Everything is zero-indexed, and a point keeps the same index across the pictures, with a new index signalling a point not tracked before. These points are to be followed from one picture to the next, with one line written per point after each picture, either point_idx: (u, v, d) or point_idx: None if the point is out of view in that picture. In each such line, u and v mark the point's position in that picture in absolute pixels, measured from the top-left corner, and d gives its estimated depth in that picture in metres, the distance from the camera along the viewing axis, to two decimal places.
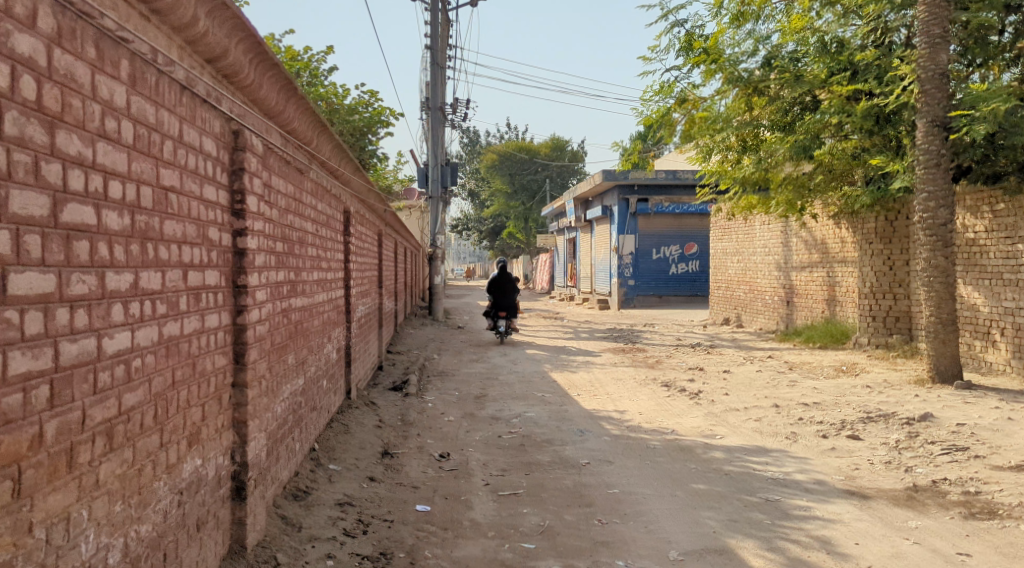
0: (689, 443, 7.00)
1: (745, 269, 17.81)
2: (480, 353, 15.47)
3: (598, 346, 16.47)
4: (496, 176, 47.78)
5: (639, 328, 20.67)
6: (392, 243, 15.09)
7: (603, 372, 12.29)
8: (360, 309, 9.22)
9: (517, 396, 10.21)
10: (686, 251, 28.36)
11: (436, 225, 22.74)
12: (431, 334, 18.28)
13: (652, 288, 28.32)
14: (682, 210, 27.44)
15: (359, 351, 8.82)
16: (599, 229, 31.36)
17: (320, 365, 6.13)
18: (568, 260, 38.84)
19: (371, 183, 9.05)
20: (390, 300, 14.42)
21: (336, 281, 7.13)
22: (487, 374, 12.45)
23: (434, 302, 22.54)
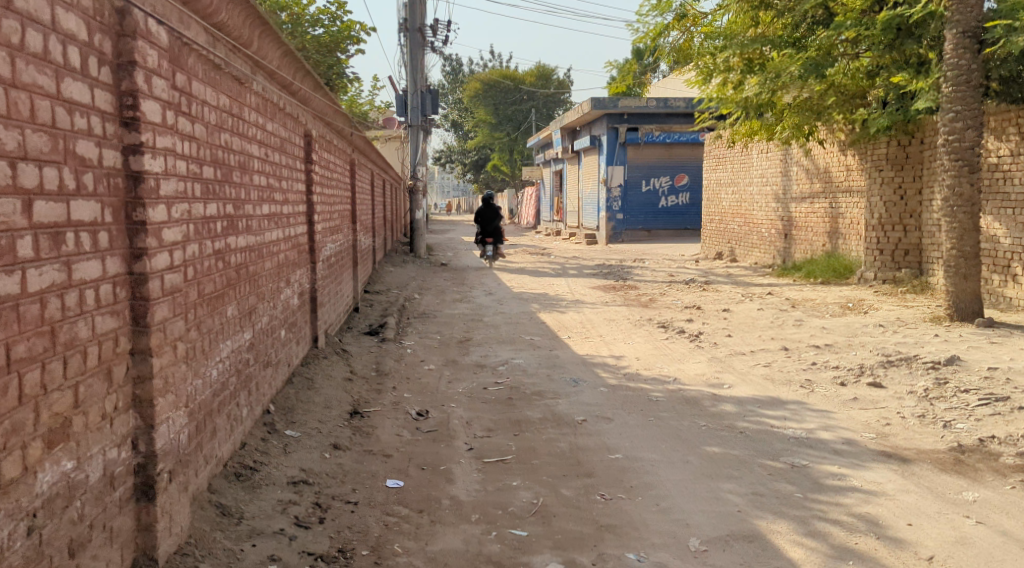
0: (696, 395, 6.28)
1: (740, 201, 17.02)
2: (463, 292, 14.67)
3: (588, 283, 15.70)
4: (480, 107, 46.36)
5: (628, 263, 19.90)
6: (368, 174, 14.15)
7: (594, 311, 11.53)
8: (329, 246, 8.38)
9: (502, 339, 9.44)
10: (676, 183, 27.51)
11: (416, 156, 21.71)
12: (413, 273, 17.47)
13: (641, 221, 27.51)
14: (673, 139, 26.49)
15: (328, 294, 8.01)
16: (586, 161, 30.35)
17: (275, 313, 5.32)
18: (554, 193, 37.87)
19: (338, 104, 8.11)
20: (366, 236, 13.56)
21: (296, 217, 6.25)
22: (470, 315, 11.67)
23: (416, 237, 21.66)
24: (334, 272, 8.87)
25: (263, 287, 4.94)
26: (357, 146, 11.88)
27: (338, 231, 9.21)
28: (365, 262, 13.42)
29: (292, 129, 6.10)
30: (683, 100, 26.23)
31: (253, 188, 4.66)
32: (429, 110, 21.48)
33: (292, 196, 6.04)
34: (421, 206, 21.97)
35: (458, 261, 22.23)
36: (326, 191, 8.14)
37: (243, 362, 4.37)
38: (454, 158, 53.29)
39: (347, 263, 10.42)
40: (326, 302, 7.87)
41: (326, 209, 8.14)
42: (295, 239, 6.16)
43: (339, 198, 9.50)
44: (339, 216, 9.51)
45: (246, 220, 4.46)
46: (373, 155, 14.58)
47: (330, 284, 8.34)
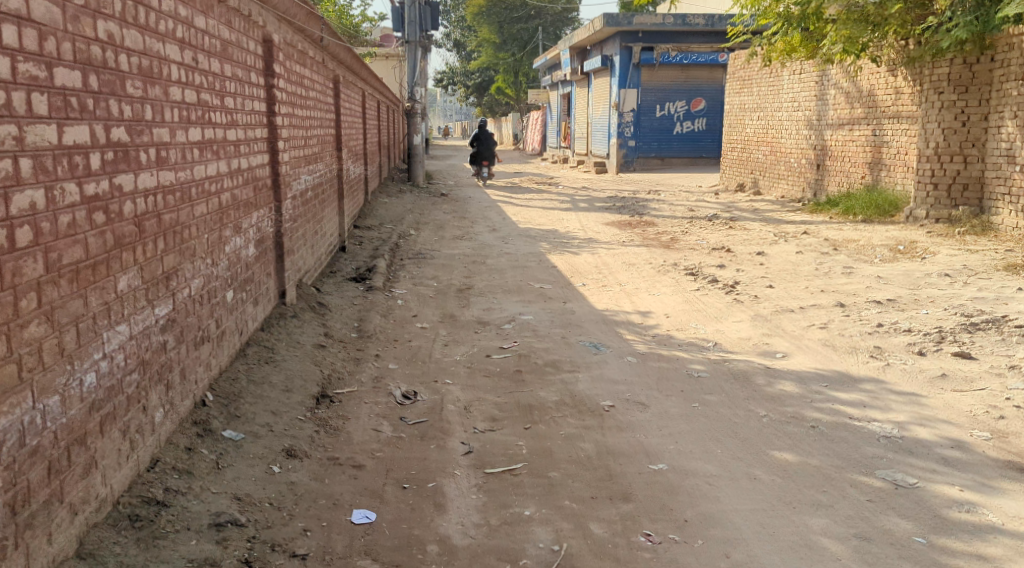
0: (746, 367, 5.13)
1: (768, 127, 15.81)
2: (464, 227, 13.44)
3: (601, 218, 14.44)
4: (483, 26, 44.28)
5: (642, 195, 18.59)
6: (358, 94, 12.83)
7: (611, 253, 10.32)
8: (306, 179, 7.21)
9: (508, 288, 8.26)
10: (692, 108, 25.99)
11: (414, 76, 20.20)
12: (410, 204, 16.20)
13: (654, 149, 26.24)
14: (690, 61, 25.15)
15: (303, 235, 6.83)
16: (597, 84, 28.76)
17: (216, 272, 4.14)
18: (561, 119, 36.23)
19: (312, 8, 6.86)
20: (356, 165, 12.35)
21: (250, 144, 5.02)
22: (472, 257, 10.47)
23: (414, 164, 20.34)
24: (313, 209, 7.71)
25: (194, 237, 3.80)
26: (343, 65, 10.58)
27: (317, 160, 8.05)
28: (356, 195, 12.18)
29: (239, 32, 4.88)
30: (703, 17, 24.71)
31: (171, 104, 3.52)
32: (427, 25, 19.92)
33: (242, 116, 4.85)
34: (420, 131, 20.58)
35: (459, 190, 20.92)
36: (300, 114, 6.96)
37: (158, 345, 3.24)
38: (457, 80, 51.35)
39: (331, 197, 9.24)
40: (301, 245, 6.70)
41: (300, 134, 6.96)
42: (250, 172, 5.00)
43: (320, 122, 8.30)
44: (321, 143, 8.32)
45: (158, 148, 3.32)
46: (365, 75, 13.29)
47: (307, 223, 7.18)
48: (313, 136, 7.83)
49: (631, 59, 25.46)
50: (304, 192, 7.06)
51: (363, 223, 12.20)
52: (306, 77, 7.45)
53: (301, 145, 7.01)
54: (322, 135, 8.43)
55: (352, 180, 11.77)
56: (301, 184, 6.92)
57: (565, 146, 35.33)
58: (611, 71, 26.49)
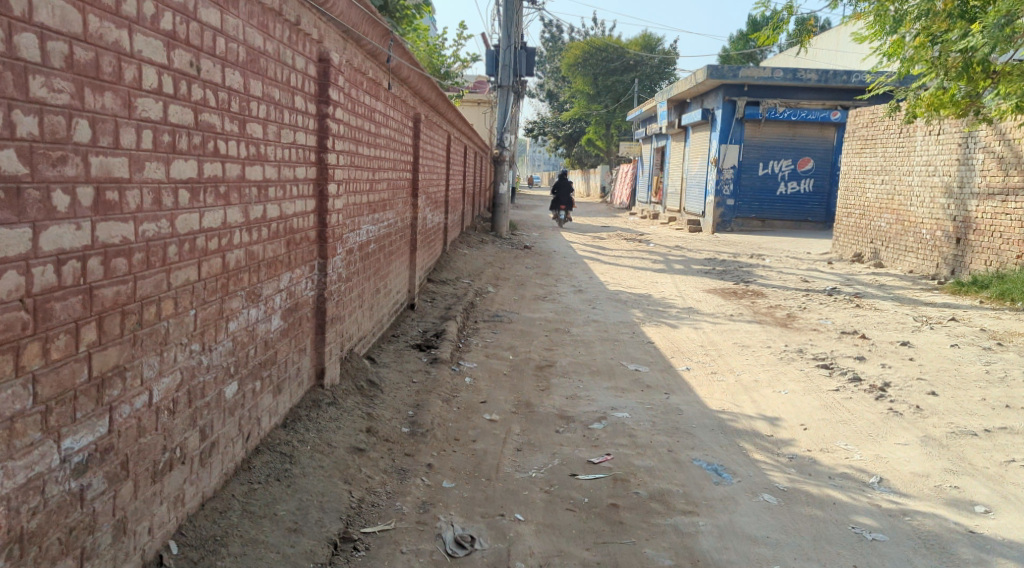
0: (936, 528, 3.67)
1: (893, 192, 14.61)
2: (548, 285, 12.22)
3: (700, 283, 13.02)
4: (578, 76, 43.63)
5: (744, 259, 17.09)
6: (442, 137, 11.85)
7: (718, 330, 8.92)
8: (366, 229, 6.07)
9: (597, 369, 6.95)
10: (799, 168, 24.39)
11: (504, 122, 19.23)
12: (491, 256, 15.13)
13: (754, 209, 24.79)
14: (800, 117, 23.60)
15: (356, 297, 5.67)
16: (695, 137, 27.43)
17: (195, 355, 3.00)
18: (654, 173, 34.93)
19: (386, 28, 5.81)
20: (435, 214, 11.34)
21: (285, 186, 3.91)
22: (555, 323, 9.19)
23: (497, 214, 19.32)
24: (376, 265, 6.58)
25: (167, 311, 2.82)
26: (427, 104, 9.58)
27: (385, 206, 6.93)
28: (432, 246, 11.10)
29: (281, 43, 3.81)
30: (816, 72, 23.01)
31: (136, 120, 2.63)
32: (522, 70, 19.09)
33: (275, 149, 3.75)
34: (507, 179, 19.60)
35: (544, 243, 19.79)
36: (363, 151, 5.84)
37: (69, 499, 2.46)
38: (547, 129, 50.81)
39: (401, 251, 8.13)
40: (353, 309, 5.55)
41: (362, 176, 5.82)
42: (284, 222, 3.88)
43: (393, 165, 7.23)
44: (393, 187, 7.25)
45: (105, 183, 2.52)
46: (451, 117, 12.33)
47: (364, 281, 6.03)
48: (382, 178, 6.75)
49: (733, 113, 24.07)
50: (363, 245, 5.93)
51: (439, 276, 11.12)
52: (378, 111, 6.38)
53: (363, 189, 5.90)
54: (394, 180, 7.34)
55: (429, 229, 10.70)
56: (359, 235, 5.79)
57: (656, 201, 33.99)
58: (712, 125, 25.10)
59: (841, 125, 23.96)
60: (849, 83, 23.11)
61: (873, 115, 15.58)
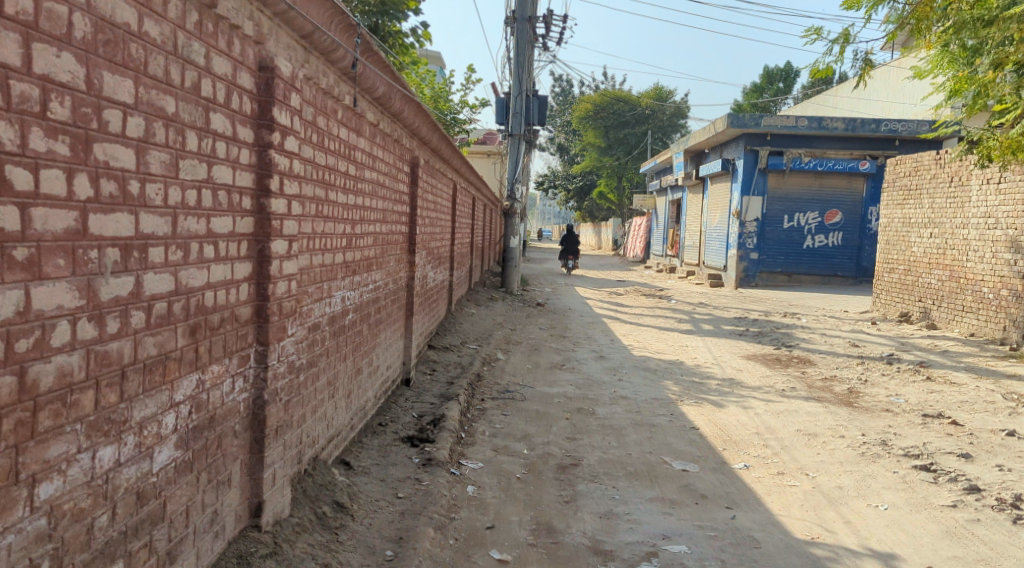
0: None
1: (946, 247, 13.51)
2: (566, 351, 10.87)
3: (735, 347, 11.62)
4: (589, 128, 42.77)
5: (777, 318, 15.71)
6: (446, 183, 10.58)
7: (772, 409, 7.52)
8: (342, 296, 4.76)
9: (636, 468, 5.56)
10: (827, 221, 23.15)
11: (515, 172, 18.01)
12: (501, 315, 13.80)
13: (780, 264, 23.49)
14: (826, 168, 22.39)
15: (321, 384, 4.33)
16: (714, 188, 26.28)
17: None
18: (670, 225, 33.71)
19: (368, 39, 4.56)
20: (437, 268, 10.05)
21: (174, 242, 2.73)
22: (577, 400, 7.81)
23: (507, 269, 18.04)
24: (357, 340, 5.26)
25: None
26: (429, 147, 8.36)
27: (370, 265, 5.65)
28: (433, 305, 9.77)
29: (169, 35, 2.67)
30: (842, 120, 21.92)
31: None
32: (533, 118, 18.04)
33: (159, 189, 2.65)
34: (519, 232, 18.36)
35: (558, 300, 18.46)
36: (338, 195, 4.54)
37: None
38: (558, 182, 49.89)
39: (394, 316, 6.79)
40: (315, 404, 4.22)
41: (335, 228, 4.52)
42: (167, 290, 2.71)
43: (381, 214, 5.98)
44: (380, 240, 5.98)
45: None
46: (458, 162, 11.07)
47: (337, 363, 4.70)
48: (366, 232, 5.46)
49: (755, 163, 22.94)
50: (335, 318, 4.61)
51: (441, 341, 9.80)
52: (360, 149, 5.13)
53: (338, 245, 4.61)
54: (383, 233, 6.07)
55: (429, 285, 9.41)
56: (331, 304, 4.47)
57: (673, 254, 32.73)
58: (733, 176, 23.96)
59: (869, 175, 22.70)
60: (878, 131, 22.02)
61: (917, 163, 14.53)
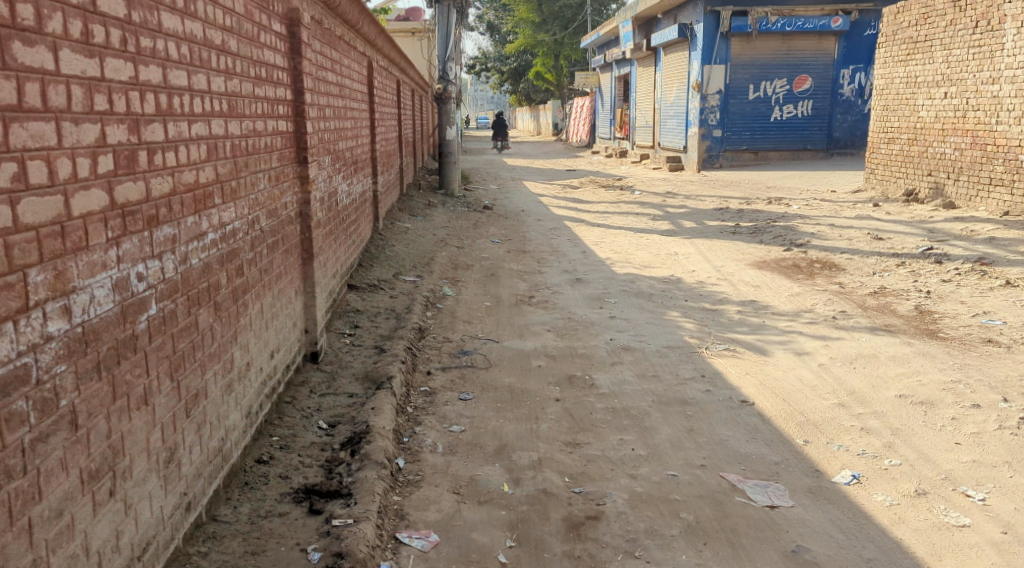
0: None
1: (964, 110, 11.51)
2: (529, 276, 8.50)
3: (735, 251, 9.38)
4: (521, 3, 39.33)
5: (761, 206, 13.61)
6: (355, 58, 7.86)
7: (838, 354, 5.28)
8: (129, 274, 2.38)
9: (696, 514, 3.29)
10: (795, 89, 21.17)
11: (445, 48, 15.20)
12: (443, 227, 11.33)
13: (746, 140, 21.54)
14: (795, 27, 20.35)
15: (70, 491, 2.09)
16: (670, 59, 24.03)
17: None
18: (619, 105, 31.18)
19: None
20: (354, 173, 7.52)
21: None
22: (562, 359, 5.53)
23: (446, 167, 15.48)
24: (192, 341, 2.88)
25: None
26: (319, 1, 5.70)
27: (212, 193, 3.18)
28: (350, 226, 7.28)
29: None
30: None
31: None
32: None
33: None
34: (456, 122, 15.72)
35: (507, 199, 16.02)
36: (75, 58, 2.15)
37: None
38: (491, 66, 46.48)
39: (278, 267, 4.36)
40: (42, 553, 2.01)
41: (80, 134, 2.15)
42: None
43: (230, 101, 3.46)
44: (237, 147, 3.50)
45: None
46: (370, 30, 8.32)
47: (135, 416, 2.37)
48: (197, 133, 3.00)
49: (717, 26, 20.87)
50: (106, 329, 2.24)
51: (365, 279, 7.36)
52: None
53: (98, 169, 2.23)
54: (239, 134, 3.57)
55: (343, 201, 6.90)
56: (84, 303, 2.15)
57: (622, 136, 30.25)
58: (692, 43, 21.85)
59: (841, 33, 20.68)
60: None
61: (926, 8, 12.35)
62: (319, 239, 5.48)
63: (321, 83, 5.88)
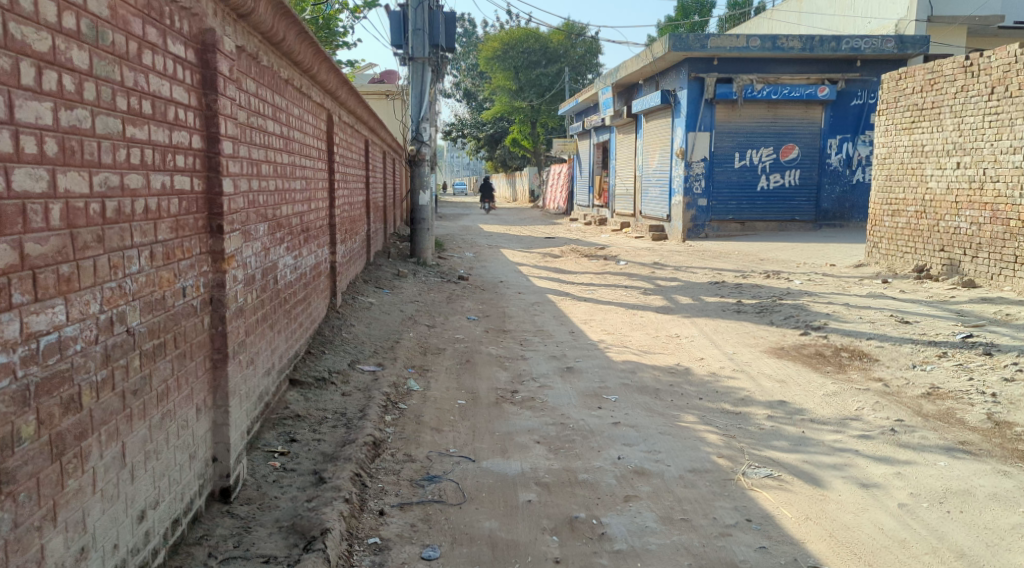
0: None
1: (981, 182, 10.56)
2: (511, 363, 7.23)
3: (745, 334, 8.19)
4: (498, 71, 38.95)
5: (759, 280, 12.52)
6: (309, 109, 6.72)
7: (920, 488, 4.05)
8: None
9: None
10: (782, 157, 20.44)
11: (419, 107, 14.17)
12: (413, 300, 10.09)
13: (732, 209, 20.70)
14: (782, 96, 19.70)
15: None
16: (652, 126, 23.32)
17: None
18: (598, 172, 30.43)
19: None
20: (303, 243, 6.29)
21: None
22: (559, 489, 4.24)
23: (418, 234, 14.30)
24: None
25: None
26: (254, 32, 4.59)
27: (7, 284, 2.19)
28: (295, 309, 6.00)
29: None
30: (799, 38, 19.44)
31: None
32: (439, 38, 14.31)
33: None
34: (430, 186, 14.61)
35: (484, 269, 14.84)
36: None
37: None
38: (466, 132, 45.91)
39: (160, 383, 3.06)
40: None
41: None
42: None
43: (69, 148, 2.43)
44: (74, 210, 2.45)
45: None
46: (331, 79, 7.23)
47: None
48: None
49: (701, 93, 20.16)
50: None
51: (312, 370, 6.06)
52: None
53: None
54: (81, 194, 2.47)
55: (286, 278, 5.65)
56: None
57: (601, 204, 29.39)
58: (675, 110, 21.13)
59: (828, 102, 20.01)
60: (838, 50, 19.33)
61: (933, 73, 11.45)
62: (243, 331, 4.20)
63: (255, 131, 4.72)
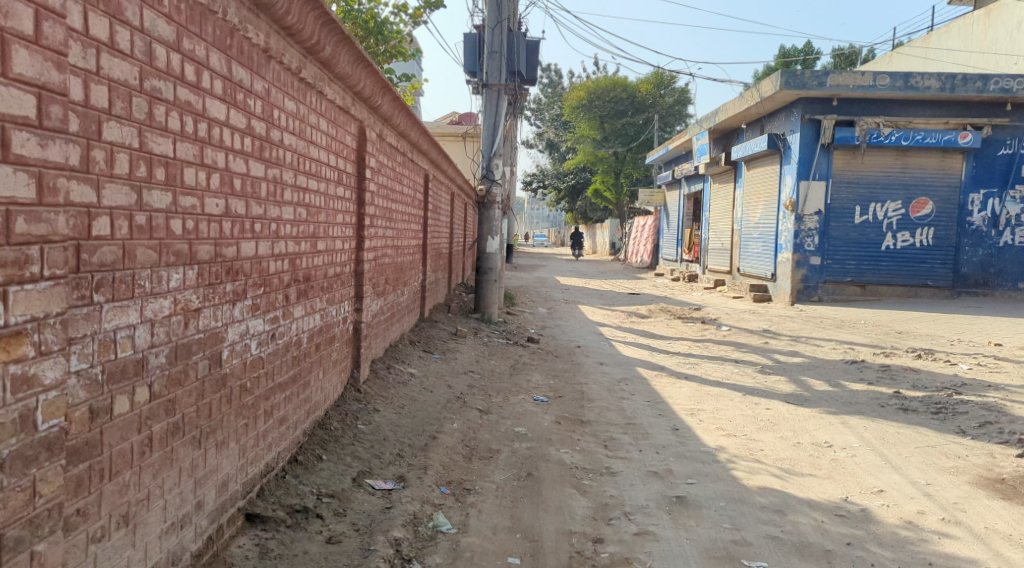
0: None
1: None
2: (597, 482, 5.01)
3: (934, 454, 5.76)
4: (583, 119, 37.11)
5: (907, 364, 9.97)
6: (321, 109, 4.68)
7: None
8: None
9: None
10: (912, 214, 17.77)
11: (493, 140, 12.15)
12: (469, 369, 7.97)
13: (850, 271, 18.03)
14: (913, 141, 17.23)
15: None
16: (755, 174, 20.92)
17: None
18: (688, 225, 28.01)
19: None
20: (293, 299, 4.17)
21: None
22: None
23: (485, 286, 12.27)
24: None
25: None
26: None
27: None
28: (267, 402, 3.81)
29: None
30: (937, 76, 16.90)
31: None
32: (518, 63, 12.24)
33: None
34: (501, 231, 12.57)
35: (560, 329, 12.67)
36: None
37: None
38: (548, 181, 44.11)
39: None
40: None
41: None
42: None
43: None
44: None
45: None
46: (361, 76, 5.21)
47: None
48: None
49: (816, 136, 17.80)
50: None
51: (287, 498, 3.83)
52: None
53: None
54: None
55: (247, 356, 3.48)
56: None
57: (691, 259, 26.94)
58: (783, 156, 18.76)
59: (971, 151, 17.37)
60: (985, 91, 16.82)
61: None
62: (65, 465, 2.43)
63: (150, 105, 2.74)
